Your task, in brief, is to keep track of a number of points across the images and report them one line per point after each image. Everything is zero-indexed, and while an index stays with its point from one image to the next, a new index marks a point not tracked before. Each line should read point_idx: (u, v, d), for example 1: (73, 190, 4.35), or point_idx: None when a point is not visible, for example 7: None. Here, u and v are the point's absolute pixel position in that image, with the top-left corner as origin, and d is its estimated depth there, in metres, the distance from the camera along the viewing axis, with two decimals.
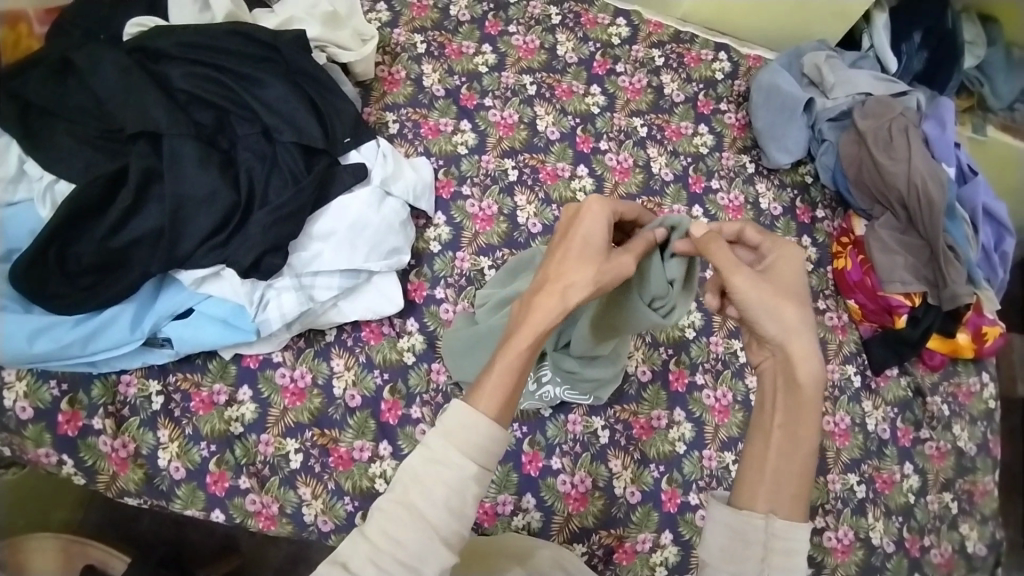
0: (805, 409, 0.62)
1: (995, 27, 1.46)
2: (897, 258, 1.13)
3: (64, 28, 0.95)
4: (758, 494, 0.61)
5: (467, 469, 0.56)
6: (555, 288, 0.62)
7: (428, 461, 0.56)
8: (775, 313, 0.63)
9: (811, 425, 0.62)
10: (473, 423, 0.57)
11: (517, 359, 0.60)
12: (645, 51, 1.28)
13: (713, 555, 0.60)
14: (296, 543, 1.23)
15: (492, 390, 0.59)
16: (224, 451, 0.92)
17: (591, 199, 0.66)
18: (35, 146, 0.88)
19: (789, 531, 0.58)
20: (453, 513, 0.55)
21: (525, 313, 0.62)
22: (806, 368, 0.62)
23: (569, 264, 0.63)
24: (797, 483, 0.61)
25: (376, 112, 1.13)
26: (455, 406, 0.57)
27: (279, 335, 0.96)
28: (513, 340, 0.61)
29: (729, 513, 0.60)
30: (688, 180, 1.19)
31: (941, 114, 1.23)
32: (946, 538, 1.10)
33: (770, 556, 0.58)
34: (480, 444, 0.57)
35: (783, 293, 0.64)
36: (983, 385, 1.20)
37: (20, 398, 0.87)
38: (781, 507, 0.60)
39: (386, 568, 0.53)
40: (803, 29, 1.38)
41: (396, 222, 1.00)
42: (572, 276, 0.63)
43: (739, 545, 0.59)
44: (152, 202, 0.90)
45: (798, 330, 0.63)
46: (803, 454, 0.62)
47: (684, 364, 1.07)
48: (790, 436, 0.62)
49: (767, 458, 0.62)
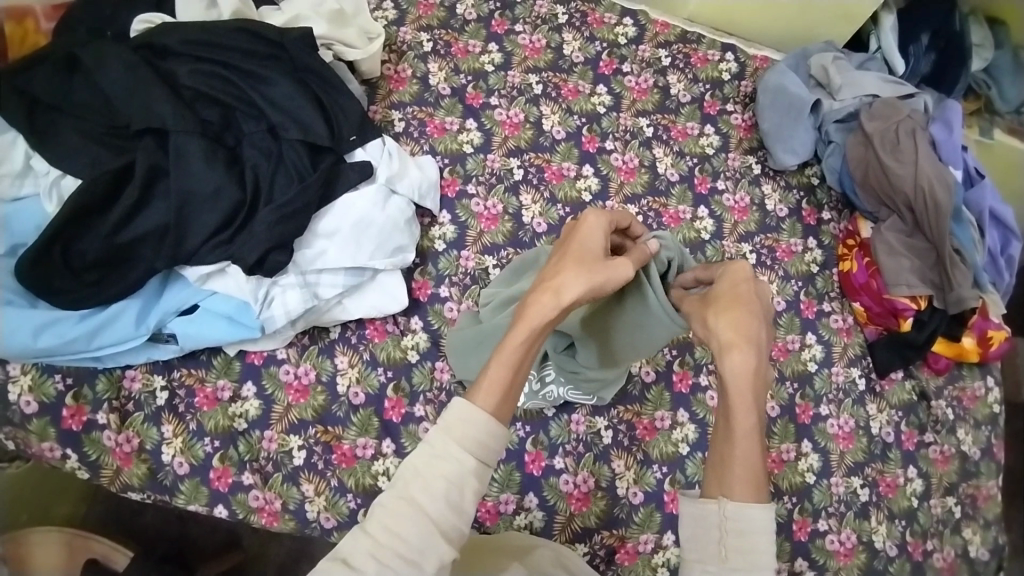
0: (736, 399, 0.64)
1: (1002, 30, 1.45)
2: (904, 260, 1.12)
3: (71, 24, 0.96)
4: (712, 483, 0.64)
5: (466, 464, 0.56)
6: (549, 287, 0.63)
7: (430, 456, 0.56)
8: (704, 324, 0.69)
9: (746, 413, 0.64)
10: (471, 416, 0.57)
11: (512, 354, 0.61)
12: (652, 51, 1.28)
13: (686, 546, 0.63)
14: (298, 540, 1.23)
15: (487, 386, 0.59)
16: (228, 447, 0.93)
17: (588, 211, 0.70)
18: (41, 141, 0.88)
19: (734, 513, 0.60)
20: (452, 508, 0.55)
21: (520, 311, 0.63)
22: (727, 360, 0.65)
23: (561, 265, 0.65)
24: (743, 470, 0.62)
25: (382, 110, 1.13)
26: (455, 399, 0.58)
27: (283, 332, 0.96)
28: (508, 338, 0.62)
29: (688, 502, 0.64)
30: (694, 181, 1.19)
31: (948, 116, 1.23)
32: (949, 543, 1.09)
33: (722, 538, 0.60)
34: (477, 435, 0.57)
35: (712, 305, 0.69)
36: (988, 389, 1.20)
37: (25, 392, 0.88)
38: (730, 492, 0.62)
39: (387, 563, 0.53)
40: (810, 31, 1.37)
41: (401, 220, 1.00)
42: (564, 275, 0.64)
43: (699, 532, 0.62)
44: (158, 198, 0.90)
45: (723, 330, 0.66)
46: (742, 441, 0.63)
47: (688, 365, 1.07)
48: (729, 426, 0.65)
49: (718, 450, 0.65)
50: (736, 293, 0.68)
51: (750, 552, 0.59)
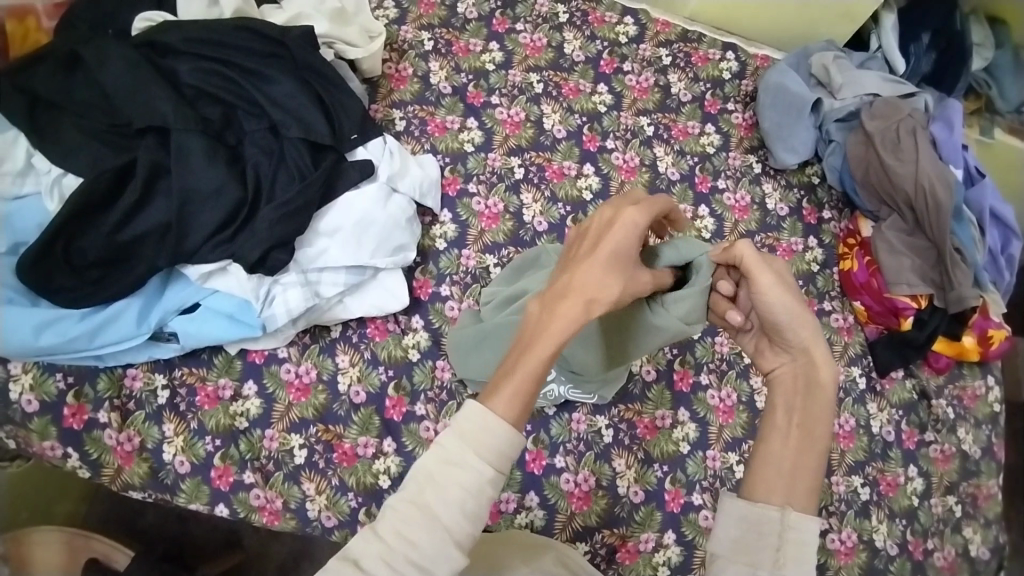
0: (824, 408, 0.64)
1: (1003, 30, 1.45)
2: (904, 259, 1.13)
3: (73, 22, 0.96)
4: (774, 486, 0.61)
5: (485, 474, 0.56)
6: (582, 295, 0.62)
7: (444, 462, 0.56)
8: (803, 321, 0.67)
9: (826, 422, 0.63)
10: (492, 426, 0.56)
11: (536, 366, 0.59)
12: (653, 50, 1.28)
13: (724, 546, 0.59)
14: (299, 540, 1.23)
15: (512, 397, 0.58)
16: (229, 446, 0.93)
17: (628, 209, 0.67)
18: (42, 139, 0.88)
19: (803, 523, 0.58)
20: (467, 518, 0.55)
21: (546, 319, 0.61)
22: (825, 370, 0.66)
23: (595, 272, 0.63)
24: (812, 480, 0.61)
25: (383, 109, 1.13)
26: (472, 404, 0.57)
27: (284, 331, 0.96)
28: (535, 345, 0.59)
29: (746, 506, 0.60)
30: (694, 180, 1.19)
31: (948, 116, 1.23)
32: (950, 542, 1.09)
33: (786, 547, 0.57)
34: (498, 447, 0.56)
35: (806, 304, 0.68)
36: (988, 388, 1.20)
37: (26, 391, 0.88)
38: (797, 502, 0.60)
39: (397, 568, 0.53)
40: (810, 30, 1.38)
41: (402, 219, 1.00)
42: (600, 287, 0.63)
43: (753, 539, 0.59)
44: (159, 196, 0.90)
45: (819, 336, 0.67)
46: (819, 450, 0.62)
47: (689, 364, 1.07)
48: (807, 430, 0.63)
49: (786, 453, 0.62)
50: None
51: (808, 563, 0.57)
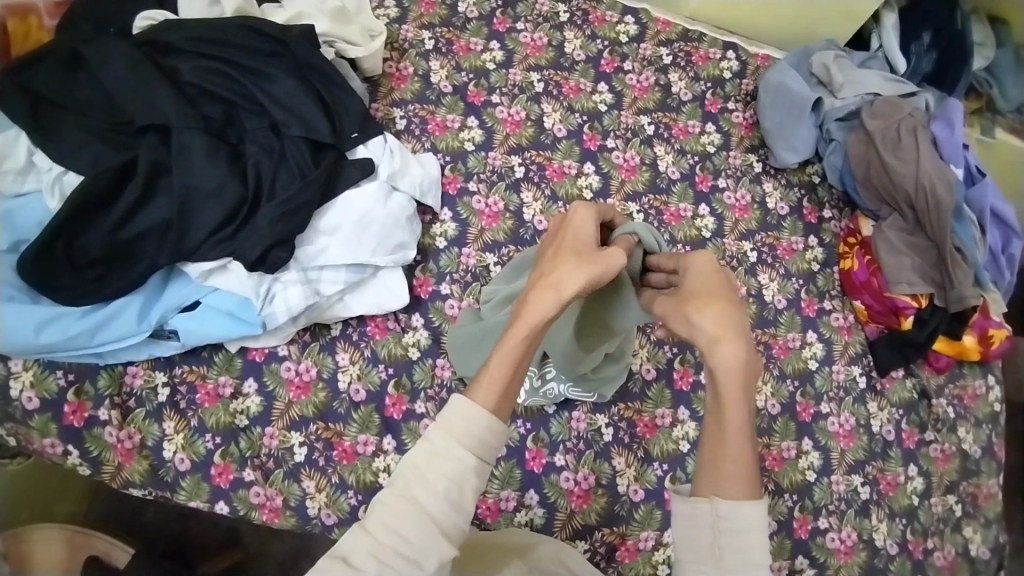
0: (729, 394, 0.60)
1: (1003, 29, 1.45)
2: (904, 259, 1.13)
3: (74, 21, 0.96)
4: (702, 484, 0.60)
5: (467, 462, 0.56)
6: (548, 281, 0.63)
7: (429, 455, 0.56)
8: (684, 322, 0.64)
9: (740, 405, 0.60)
10: (473, 415, 0.57)
11: (512, 351, 0.60)
12: (653, 49, 1.28)
13: (680, 548, 0.60)
14: (299, 538, 1.23)
15: (489, 383, 0.59)
16: (229, 444, 0.93)
17: (575, 204, 0.72)
18: (44, 137, 0.88)
19: (735, 513, 0.57)
20: (453, 507, 0.55)
21: (519, 309, 0.62)
22: (717, 355, 0.61)
23: (558, 260, 0.66)
24: (738, 467, 0.59)
25: (383, 107, 1.13)
26: (455, 398, 0.58)
27: (285, 329, 0.96)
28: (509, 333, 0.61)
29: (682, 505, 0.60)
30: (695, 179, 1.19)
31: (949, 115, 1.22)
32: (950, 541, 1.09)
33: (719, 540, 0.58)
34: (478, 435, 0.57)
35: (687, 298, 0.65)
36: (989, 388, 1.20)
37: (27, 388, 0.88)
38: (723, 491, 0.59)
39: (387, 561, 0.53)
40: (811, 30, 1.38)
41: (402, 217, 1.00)
42: (564, 269, 0.64)
43: (693, 536, 0.59)
44: (160, 194, 0.90)
45: (703, 323, 0.62)
46: (737, 438, 0.60)
47: (689, 363, 1.07)
48: (720, 422, 0.61)
49: (706, 446, 0.62)
50: (712, 284, 0.66)
51: (751, 550, 0.57)
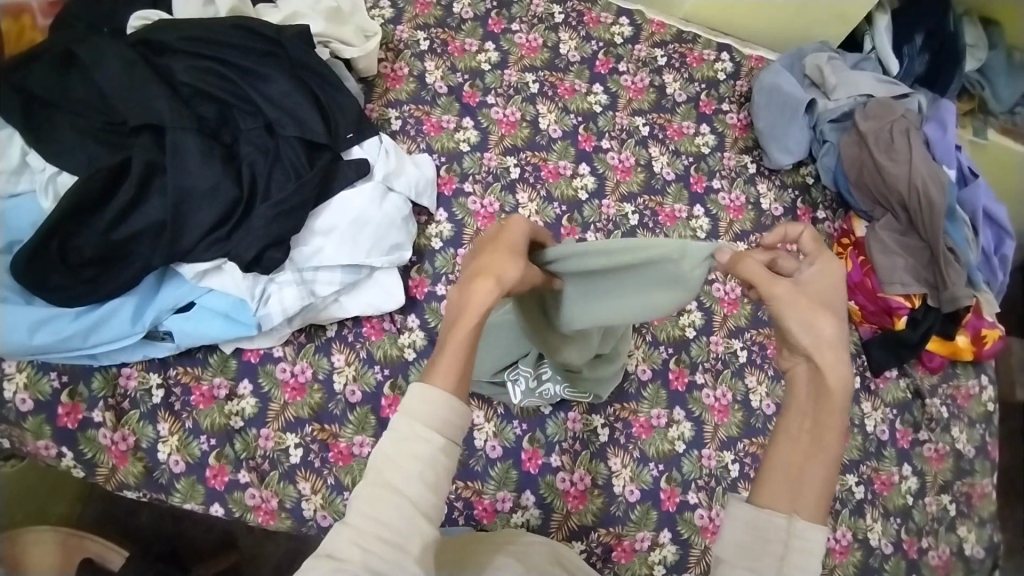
0: (834, 415, 0.61)
1: (996, 30, 1.46)
2: (897, 259, 1.13)
3: (67, 21, 0.96)
4: (779, 492, 0.60)
5: (435, 443, 0.56)
6: (488, 275, 0.62)
7: (399, 440, 0.56)
8: (809, 323, 0.62)
9: (839, 429, 0.61)
10: (435, 399, 0.57)
11: (465, 343, 0.60)
12: (648, 50, 1.28)
13: (729, 550, 0.58)
14: (295, 540, 1.23)
15: (448, 368, 0.58)
16: (224, 445, 0.92)
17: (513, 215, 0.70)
18: (38, 138, 0.88)
19: (810, 532, 0.57)
20: (430, 489, 0.55)
21: (463, 302, 0.61)
22: (833, 375, 0.61)
23: (501, 255, 0.65)
24: (821, 488, 0.59)
25: (379, 108, 1.13)
26: (414, 385, 0.57)
27: (281, 329, 0.96)
28: (458, 324, 0.60)
29: (750, 510, 0.59)
30: (689, 180, 1.19)
31: (942, 116, 1.23)
32: (944, 540, 1.10)
33: (789, 555, 0.57)
34: (442, 415, 0.57)
35: (817, 303, 0.63)
36: (982, 388, 1.20)
37: (20, 390, 0.87)
38: (803, 509, 0.59)
39: (369, 546, 0.53)
40: (805, 31, 1.38)
41: (398, 218, 1.00)
42: (503, 262, 0.63)
43: (758, 544, 0.58)
44: (154, 195, 0.90)
45: (832, 338, 0.62)
46: (829, 457, 0.60)
47: (684, 363, 1.07)
48: (816, 438, 0.61)
49: (794, 459, 0.61)
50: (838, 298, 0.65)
51: (813, 571, 0.56)
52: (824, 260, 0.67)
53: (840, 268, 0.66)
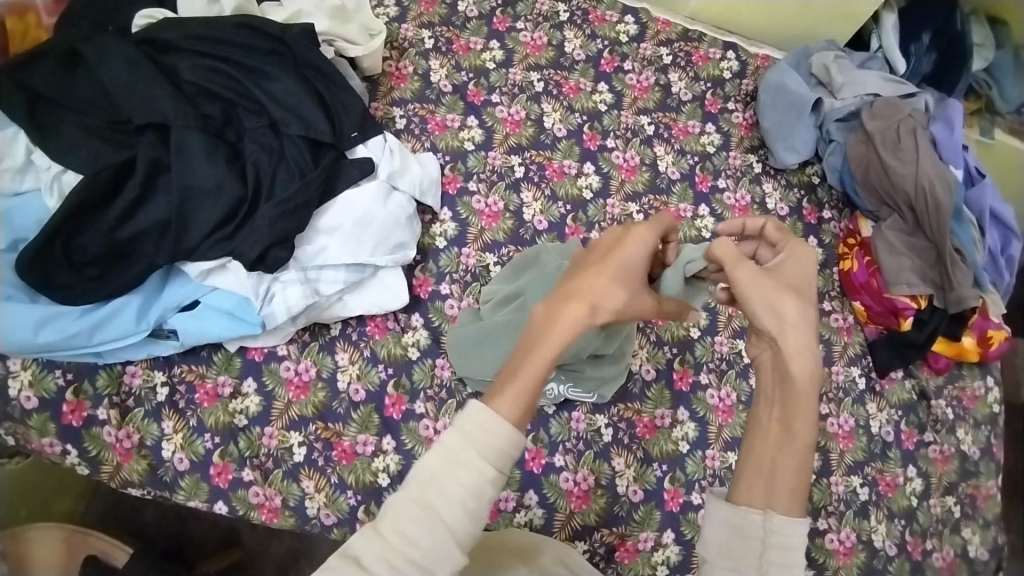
0: (801, 403, 0.61)
1: (1003, 29, 1.45)
2: (903, 259, 1.12)
3: (73, 19, 0.96)
4: (754, 488, 0.61)
5: (486, 473, 0.56)
6: (585, 301, 0.61)
7: (449, 462, 0.56)
8: (774, 307, 0.63)
9: (809, 418, 0.61)
10: (495, 427, 0.56)
11: (538, 368, 0.59)
12: (653, 49, 1.28)
13: (714, 552, 0.61)
14: (298, 538, 1.23)
15: (515, 398, 0.58)
16: (228, 444, 0.92)
17: (639, 225, 0.67)
18: (43, 136, 0.88)
19: (787, 528, 0.58)
20: (469, 516, 0.55)
21: (550, 321, 0.60)
22: (796, 362, 0.62)
23: (604, 281, 0.63)
24: (793, 480, 0.60)
25: (383, 107, 1.13)
26: (474, 405, 0.57)
27: (284, 328, 0.96)
28: (538, 348, 0.59)
29: (730, 511, 0.61)
30: (695, 179, 1.19)
31: (949, 116, 1.22)
32: (949, 542, 1.09)
33: (768, 552, 0.58)
34: (499, 447, 0.56)
35: (784, 288, 0.64)
36: (988, 389, 1.20)
37: (25, 388, 0.88)
38: (776, 504, 0.60)
39: (398, 566, 0.53)
40: (811, 30, 1.38)
41: (402, 216, 1.00)
42: (600, 290, 0.62)
43: (736, 543, 0.60)
44: (159, 193, 0.90)
45: (794, 323, 0.62)
46: (800, 448, 0.61)
47: (688, 363, 1.07)
48: (787, 429, 0.62)
49: (765, 451, 0.62)
50: (806, 283, 0.66)
51: (796, 565, 0.58)
52: (792, 248, 0.68)
53: (808, 255, 0.67)
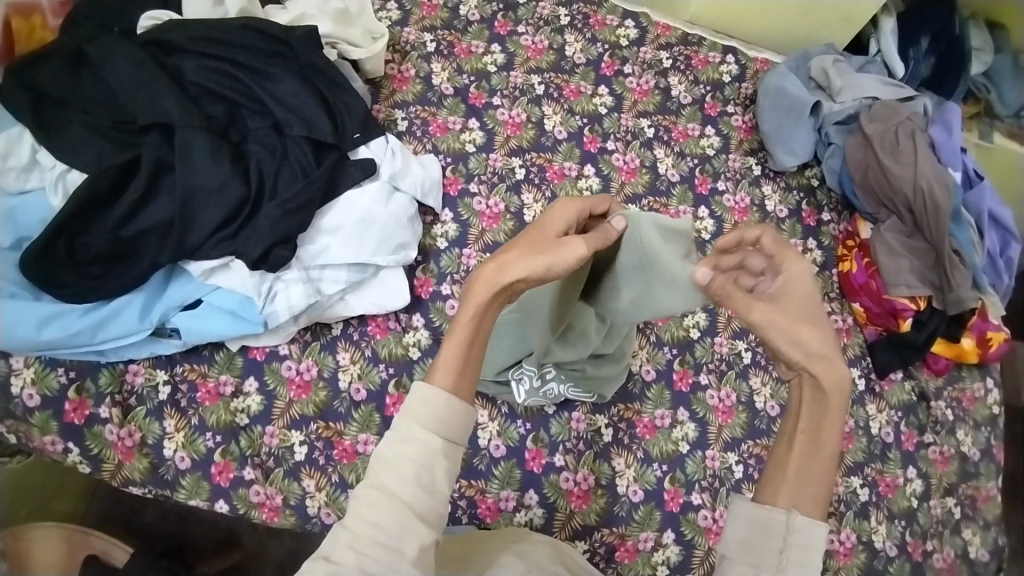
0: (831, 414, 0.64)
1: (1001, 33, 1.47)
2: (903, 261, 1.13)
3: (78, 21, 0.97)
4: (779, 490, 0.62)
5: (434, 444, 0.57)
6: (495, 261, 0.64)
7: (398, 444, 0.57)
8: (796, 338, 0.65)
9: (837, 429, 0.63)
10: (434, 399, 0.58)
11: (460, 332, 0.62)
12: (653, 53, 1.29)
13: (732, 548, 0.60)
14: (298, 539, 1.23)
15: (448, 365, 0.60)
16: (229, 442, 0.93)
17: (555, 202, 0.72)
18: (48, 136, 0.89)
19: (808, 528, 0.58)
20: (426, 490, 0.56)
21: (466, 289, 0.64)
22: (827, 376, 0.64)
23: (514, 246, 0.66)
24: (818, 483, 0.61)
25: (385, 109, 1.14)
26: (415, 384, 0.59)
27: (286, 328, 0.96)
28: (457, 318, 0.63)
29: (752, 508, 0.61)
30: (694, 182, 1.20)
31: (947, 119, 1.23)
32: (949, 543, 1.09)
33: (788, 550, 0.58)
34: (440, 417, 0.58)
35: (802, 318, 0.66)
36: (988, 391, 1.20)
37: (28, 385, 0.88)
38: (801, 505, 0.60)
39: (366, 551, 0.54)
40: (809, 33, 1.38)
41: (404, 217, 1.01)
42: (510, 252, 0.65)
43: (758, 539, 0.59)
44: (163, 193, 0.91)
45: (818, 348, 0.64)
46: (827, 455, 0.62)
47: (688, 364, 1.07)
48: (813, 441, 0.63)
49: (792, 460, 0.63)
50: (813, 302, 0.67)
51: (814, 567, 0.58)
52: (789, 267, 0.68)
53: (806, 275, 0.67)
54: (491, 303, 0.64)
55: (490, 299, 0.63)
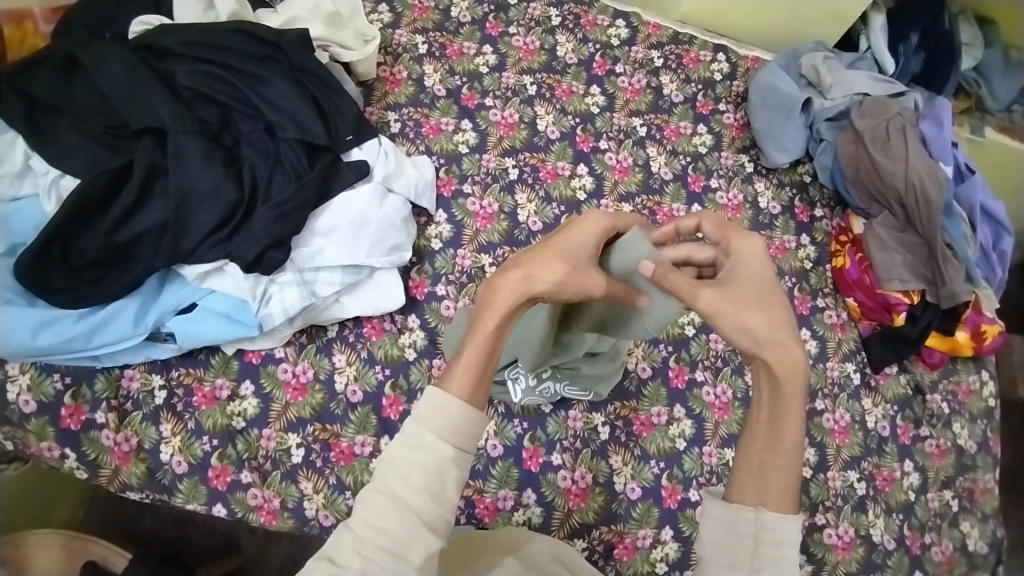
0: (789, 403, 0.62)
1: (991, 29, 1.47)
2: (895, 256, 1.14)
3: (70, 26, 0.97)
4: (747, 487, 0.62)
5: (445, 451, 0.57)
6: (520, 270, 0.63)
7: (408, 450, 0.57)
8: (744, 323, 0.63)
9: (798, 418, 0.62)
10: (450, 407, 0.57)
11: (482, 342, 0.60)
12: (645, 52, 1.30)
13: (708, 549, 0.61)
14: (296, 542, 1.23)
15: (465, 373, 0.59)
16: (226, 446, 0.93)
17: (589, 210, 0.69)
18: (41, 142, 0.89)
19: (778, 524, 0.59)
20: (433, 497, 0.56)
21: (489, 293, 0.62)
22: (778, 362, 0.62)
23: (543, 254, 0.64)
24: (784, 478, 0.61)
25: (378, 111, 1.14)
26: (429, 389, 0.58)
27: (281, 330, 0.96)
28: (479, 325, 0.61)
29: (721, 507, 0.61)
30: (687, 180, 1.20)
31: (937, 114, 1.24)
32: (947, 536, 1.09)
33: (760, 549, 0.59)
34: (455, 426, 0.57)
35: (746, 303, 0.63)
36: (983, 383, 1.20)
37: (24, 392, 0.88)
38: (768, 501, 0.60)
39: (369, 555, 0.54)
40: (799, 29, 1.39)
41: (398, 219, 1.01)
42: (541, 262, 0.63)
43: (730, 539, 0.60)
44: (156, 196, 0.91)
45: (768, 334, 0.62)
46: (789, 446, 0.61)
47: (684, 361, 1.08)
48: (774, 432, 0.62)
49: (753, 454, 0.62)
50: (766, 283, 0.65)
51: (786, 561, 0.58)
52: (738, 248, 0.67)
53: (755, 252, 0.67)
54: (513, 312, 0.62)
55: (513, 308, 0.61)
